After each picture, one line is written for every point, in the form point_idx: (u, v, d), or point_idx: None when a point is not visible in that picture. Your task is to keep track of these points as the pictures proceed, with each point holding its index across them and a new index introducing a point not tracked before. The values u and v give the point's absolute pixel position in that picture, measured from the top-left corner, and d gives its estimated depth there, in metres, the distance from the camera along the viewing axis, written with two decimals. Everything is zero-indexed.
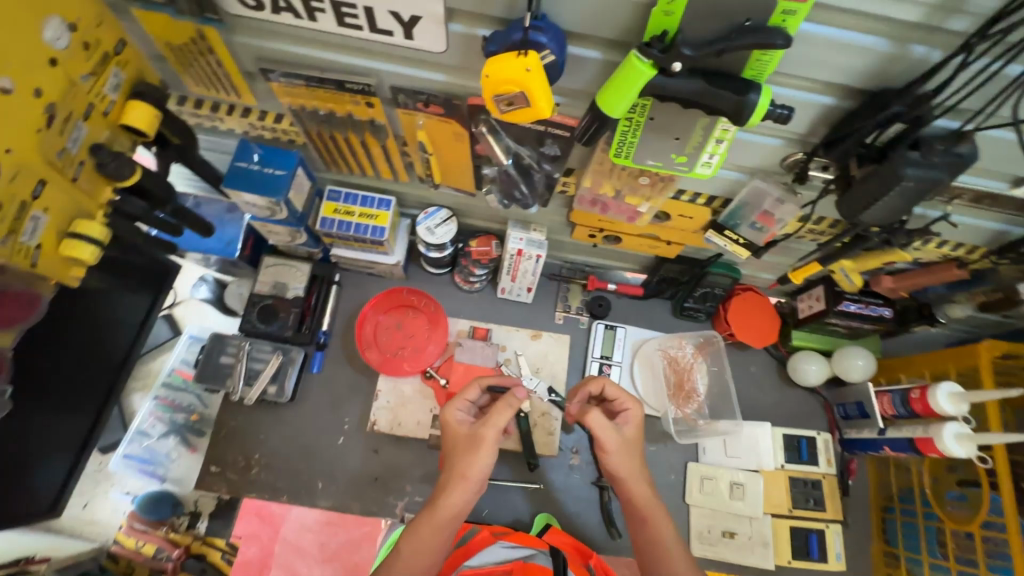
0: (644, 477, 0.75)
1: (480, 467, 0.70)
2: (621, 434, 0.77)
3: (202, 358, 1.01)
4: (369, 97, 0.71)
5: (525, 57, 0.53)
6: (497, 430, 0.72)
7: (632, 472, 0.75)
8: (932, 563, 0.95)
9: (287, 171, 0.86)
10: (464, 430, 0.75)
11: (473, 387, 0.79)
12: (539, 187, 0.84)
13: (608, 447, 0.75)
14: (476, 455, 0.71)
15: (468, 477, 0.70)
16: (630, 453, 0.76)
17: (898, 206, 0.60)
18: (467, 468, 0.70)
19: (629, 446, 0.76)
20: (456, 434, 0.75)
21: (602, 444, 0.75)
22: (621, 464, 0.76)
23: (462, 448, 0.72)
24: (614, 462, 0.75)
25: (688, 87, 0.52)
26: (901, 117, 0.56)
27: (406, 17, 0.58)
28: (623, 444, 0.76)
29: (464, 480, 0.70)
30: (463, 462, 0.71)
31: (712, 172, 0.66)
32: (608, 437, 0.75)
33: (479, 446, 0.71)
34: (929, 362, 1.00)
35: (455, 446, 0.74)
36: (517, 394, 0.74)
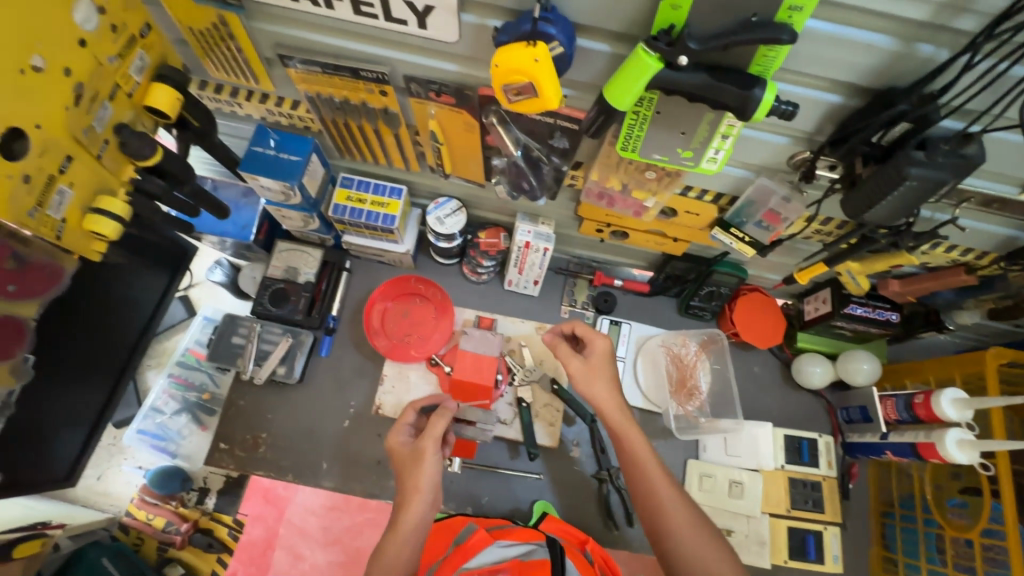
0: (615, 400, 0.81)
1: (428, 474, 0.77)
2: (589, 362, 0.84)
3: (215, 338, 1.04)
4: (383, 86, 0.73)
5: (534, 48, 0.54)
6: (435, 439, 0.80)
7: (606, 397, 0.81)
8: (929, 569, 0.95)
9: (302, 157, 0.88)
10: (408, 446, 0.82)
11: (409, 410, 0.87)
12: (548, 180, 0.85)
13: (578, 375, 0.83)
14: (421, 465, 0.78)
15: (421, 489, 0.76)
16: (598, 379, 0.82)
17: (902, 205, 0.60)
18: (416, 479, 0.77)
19: (593, 371, 0.82)
20: (403, 453, 0.82)
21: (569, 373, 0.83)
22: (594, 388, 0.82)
23: (408, 464, 0.80)
24: (585, 387, 0.83)
25: (693, 81, 0.53)
26: (906, 116, 0.56)
27: (419, 6, 0.59)
28: (592, 372, 0.83)
29: (418, 491, 0.76)
30: (412, 476, 0.78)
31: (718, 167, 0.66)
32: (576, 367, 0.83)
33: (422, 458, 0.79)
34: (935, 368, 1.00)
35: (402, 465, 0.81)
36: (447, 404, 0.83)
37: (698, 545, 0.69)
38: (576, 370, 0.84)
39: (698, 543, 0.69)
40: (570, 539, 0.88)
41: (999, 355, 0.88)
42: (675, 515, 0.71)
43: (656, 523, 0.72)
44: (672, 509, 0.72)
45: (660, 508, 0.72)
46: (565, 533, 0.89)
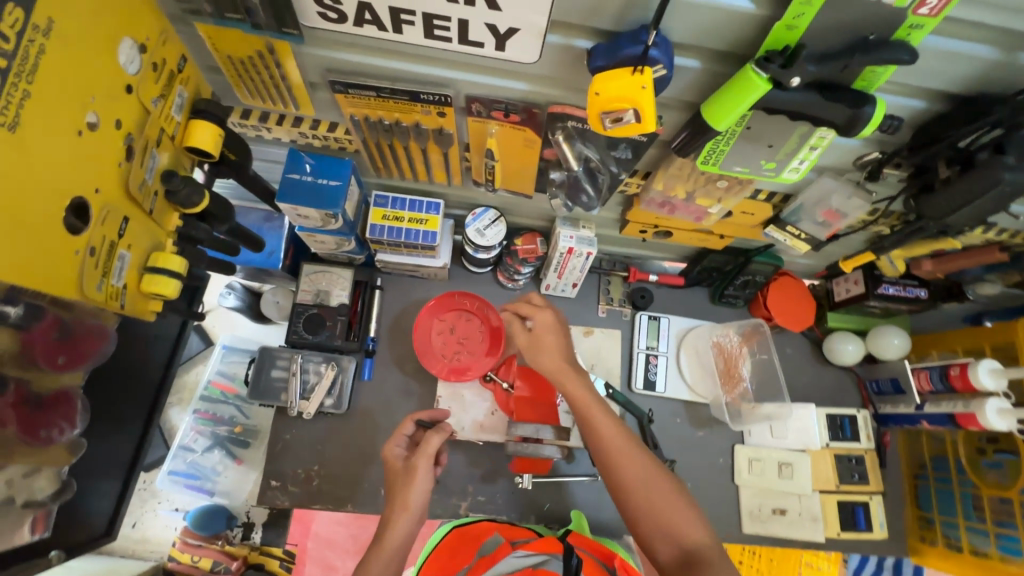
0: (565, 366, 0.77)
1: (418, 492, 0.76)
2: (536, 331, 0.81)
3: (254, 373, 0.99)
4: (441, 107, 0.69)
5: (641, 74, 0.51)
6: (428, 455, 0.79)
7: (556, 367, 0.77)
8: (968, 526, 1.02)
9: (342, 182, 0.82)
10: (401, 461, 0.82)
11: (408, 423, 0.86)
12: (604, 188, 0.82)
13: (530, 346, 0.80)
14: (411, 482, 0.77)
15: (409, 506, 0.75)
16: (544, 349, 0.79)
17: (987, 206, 0.62)
18: (406, 497, 0.76)
19: (536, 343, 0.80)
20: (395, 467, 0.81)
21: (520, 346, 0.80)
22: (545, 359, 0.79)
23: (400, 481, 0.79)
24: (534, 357, 0.80)
25: (802, 100, 0.52)
26: (998, 123, 0.57)
27: (503, 29, 0.55)
28: (537, 343, 0.80)
29: (406, 509, 0.74)
30: (402, 492, 0.77)
31: (799, 177, 0.66)
32: (523, 341, 0.81)
33: (413, 475, 0.78)
34: (963, 339, 1.07)
35: (395, 479, 0.80)
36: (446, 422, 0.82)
37: (660, 502, 0.66)
38: (526, 340, 0.81)
39: (658, 501, 0.66)
40: (598, 554, 0.85)
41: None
42: (631, 475, 0.68)
43: (615, 485, 0.69)
44: (628, 467, 0.68)
45: (617, 469, 0.69)
46: (594, 549, 0.86)
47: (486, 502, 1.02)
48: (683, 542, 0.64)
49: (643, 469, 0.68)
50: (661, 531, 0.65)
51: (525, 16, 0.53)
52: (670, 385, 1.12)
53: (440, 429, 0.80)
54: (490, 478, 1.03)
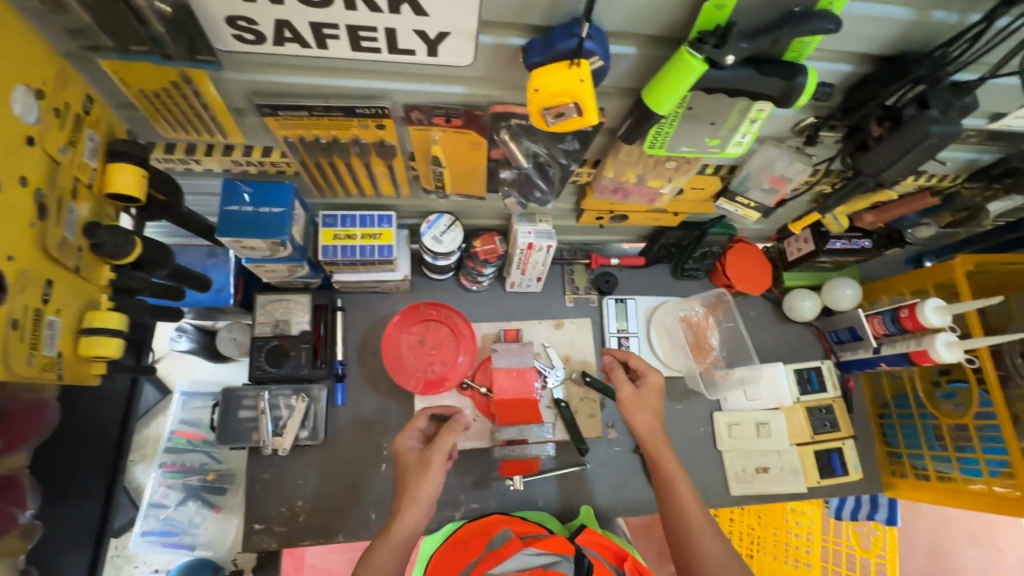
0: (657, 433, 0.91)
1: (430, 487, 0.78)
2: (639, 392, 0.94)
3: (219, 418, 0.94)
4: (381, 120, 0.66)
5: (578, 68, 0.51)
6: (444, 451, 0.81)
7: (649, 429, 0.91)
8: (933, 455, 1.08)
9: (286, 208, 0.79)
10: (415, 454, 0.83)
11: (422, 416, 0.86)
12: (556, 181, 0.81)
13: (627, 405, 0.94)
14: (424, 477, 0.79)
15: (418, 499, 0.77)
16: (643, 409, 0.92)
17: (915, 161, 0.65)
18: (418, 490, 0.78)
19: (642, 400, 0.93)
20: (408, 460, 0.82)
21: (620, 400, 0.94)
22: (640, 422, 0.92)
23: (413, 474, 0.80)
24: (627, 416, 0.93)
25: (738, 78, 0.53)
26: (921, 80, 0.59)
27: (433, 35, 0.53)
28: (639, 401, 0.93)
29: (415, 501, 0.76)
30: (414, 485, 0.78)
31: (744, 150, 0.67)
32: (626, 395, 0.94)
33: (427, 469, 0.79)
34: (908, 281, 1.12)
35: (407, 472, 0.81)
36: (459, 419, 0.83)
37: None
38: (626, 396, 0.94)
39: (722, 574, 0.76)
40: (607, 553, 0.90)
41: (966, 262, 1.00)
42: (706, 546, 0.79)
43: (687, 551, 0.80)
44: (704, 539, 0.79)
45: (693, 537, 0.80)
46: (602, 548, 0.90)
47: (480, 508, 1.01)
48: None
49: (716, 542, 0.79)
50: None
51: (454, 18, 0.51)
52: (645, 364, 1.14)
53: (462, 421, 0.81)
54: (480, 484, 1.02)
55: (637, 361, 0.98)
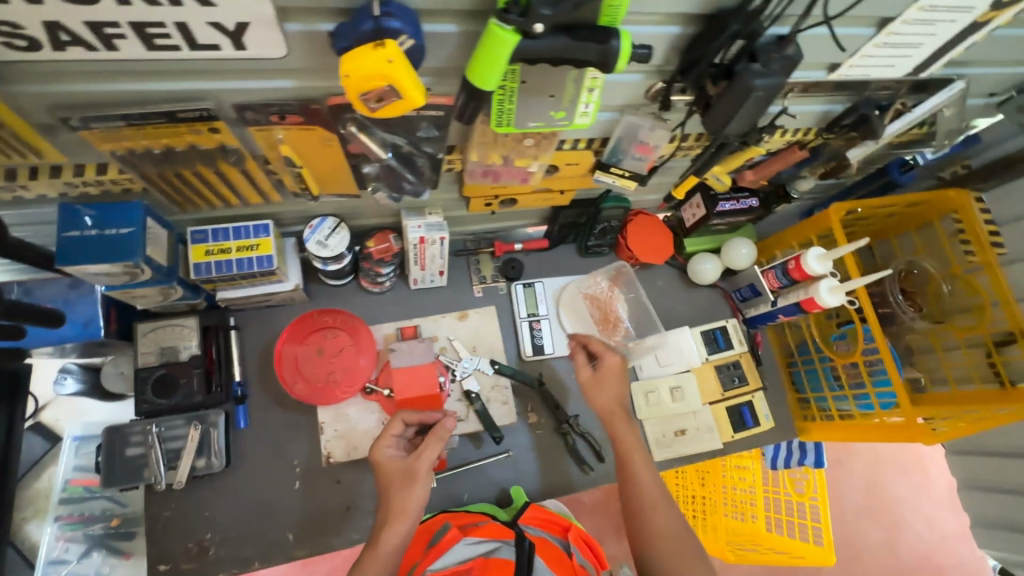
0: (619, 411, 0.93)
1: (418, 500, 0.73)
2: (598, 373, 0.96)
3: (103, 460, 0.88)
4: (211, 123, 0.62)
5: (383, 48, 0.49)
6: (431, 463, 0.75)
7: (610, 407, 0.93)
8: (834, 396, 1.14)
9: (135, 227, 0.73)
10: (398, 464, 0.76)
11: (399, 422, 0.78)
12: (425, 171, 0.80)
13: (591, 385, 0.96)
14: (412, 490, 0.73)
15: (406, 512, 0.71)
16: (602, 390, 0.95)
17: (753, 114, 0.67)
18: (405, 502, 0.72)
19: (598, 382, 0.95)
20: (389, 470, 0.75)
21: (582, 381, 0.97)
22: (602, 399, 0.95)
23: (397, 486, 0.74)
24: (592, 396, 0.96)
25: (554, 46, 0.53)
26: (739, 35, 0.61)
27: (232, 26, 0.50)
28: (600, 381, 0.95)
29: (403, 514, 0.71)
30: (399, 497, 0.72)
31: (592, 121, 0.67)
32: (586, 376, 0.97)
33: (414, 481, 0.73)
34: (795, 234, 1.17)
35: (391, 484, 0.74)
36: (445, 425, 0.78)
37: (676, 552, 0.78)
38: (588, 378, 0.97)
39: (673, 551, 0.78)
40: (551, 528, 0.88)
41: (839, 211, 1.05)
42: (659, 521, 0.81)
43: (638, 528, 0.82)
44: (658, 515, 0.82)
45: (647, 512, 0.82)
46: (547, 523, 0.89)
47: None
48: None
49: (669, 518, 0.81)
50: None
51: (246, 5, 0.48)
52: (558, 345, 1.14)
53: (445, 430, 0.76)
54: None
55: (597, 343, 1.00)
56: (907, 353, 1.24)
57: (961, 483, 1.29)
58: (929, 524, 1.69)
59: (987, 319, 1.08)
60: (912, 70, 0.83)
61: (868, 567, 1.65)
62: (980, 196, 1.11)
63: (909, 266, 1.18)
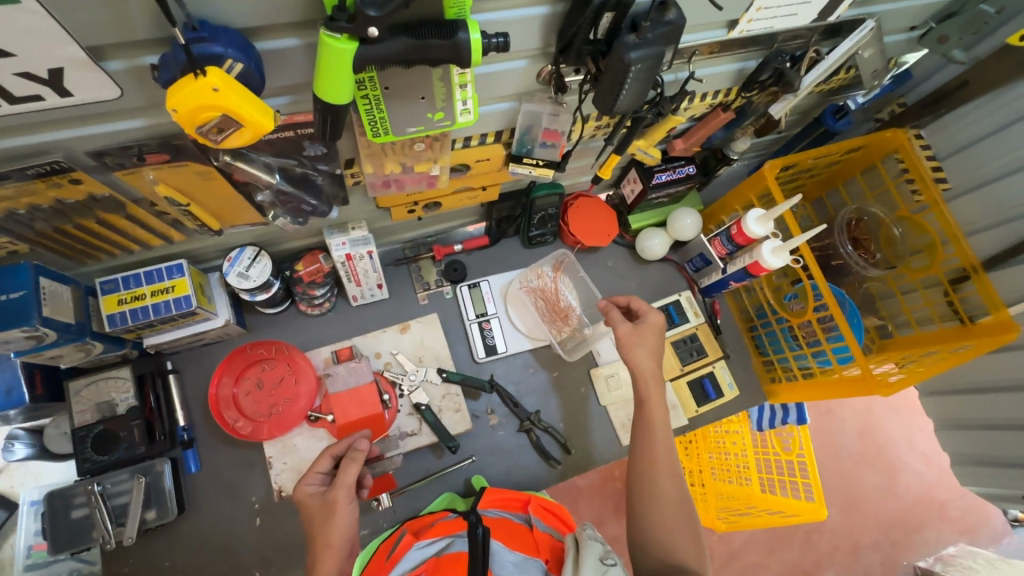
0: (655, 370, 0.84)
1: (343, 528, 0.72)
2: (638, 327, 0.88)
3: (47, 526, 0.87)
4: (68, 174, 0.59)
5: (205, 77, 0.46)
6: (349, 486, 0.75)
7: (647, 366, 0.85)
8: (795, 356, 1.12)
9: (27, 289, 0.71)
10: (319, 497, 0.76)
11: (324, 459, 0.78)
12: (327, 189, 0.78)
13: (625, 337, 0.87)
14: (334, 518, 0.72)
15: (333, 545, 0.70)
16: (641, 346, 0.86)
17: (642, 85, 0.64)
18: (330, 534, 0.71)
19: (639, 337, 0.87)
20: (312, 508, 0.75)
21: (619, 336, 0.88)
22: (627, 354, 0.86)
23: (320, 518, 0.73)
24: (625, 355, 0.87)
25: (395, 49, 0.49)
26: (605, 8, 0.57)
27: (44, 74, 0.46)
28: (638, 337, 0.87)
29: (330, 548, 0.70)
30: (324, 531, 0.72)
31: (475, 117, 0.64)
32: (625, 331, 0.88)
33: (333, 510, 0.73)
34: (737, 198, 1.14)
35: (313, 520, 0.74)
36: (359, 447, 0.79)
37: (673, 520, 0.74)
38: (625, 335, 0.88)
39: (668, 517, 0.74)
40: (511, 506, 0.92)
41: (773, 168, 1.01)
42: (663, 486, 0.76)
43: (641, 489, 0.77)
44: (660, 480, 0.77)
45: (655, 473, 0.77)
46: (506, 502, 0.92)
47: (370, 532, 0.98)
48: (672, 554, 0.71)
49: (674, 485, 0.77)
50: (661, 542, 0.73)
51: (46, 50, 0.44)
52: (510, 342, 1.12)
53: (357, 457, 0.77)
54: (363, 509, 0.98)
55: (638, 303, 0.93)
56: (868, 300, 1.20)
57: (941, 424, 1.27)
58: (926, 461, 1.68)
59: (938, 258, 1.04)
60: (817, 15, 0.80)
61: (871, 513, 1.64)
62: (918, 133, 1.06)
63: (858, 213, 1.14)
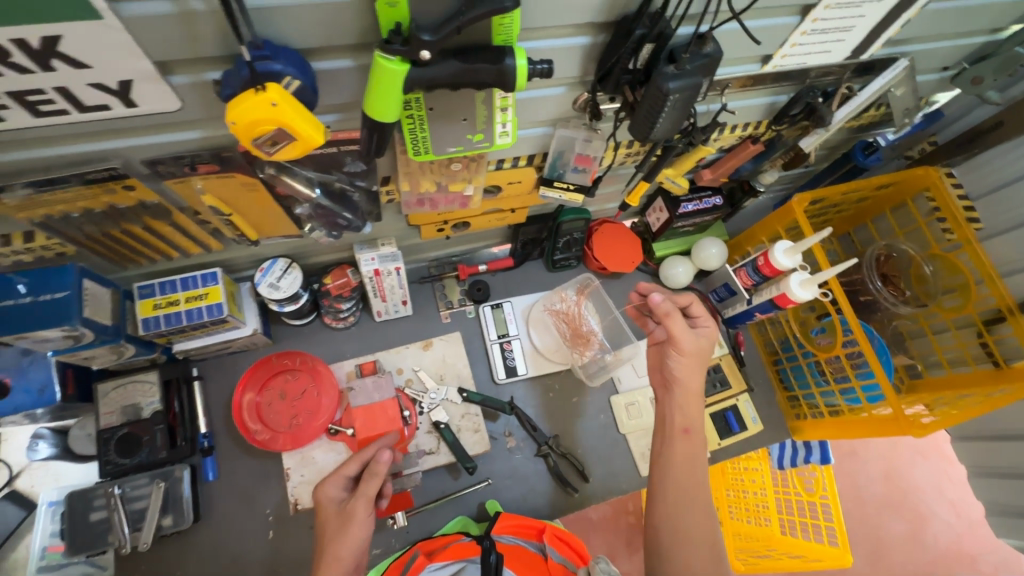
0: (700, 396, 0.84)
1: (354, 542, 0.71)
2: (694, 340, 0.84)
3: (66, 527, 0.87)
4: (123, 181, 0.62)
5: (265, 92, 0.48)
6: (368, 499, 0.73)
7: (697, 389, 0.83)
8: (821, 392, 1.10)
9: (70, 290, 0.73)
10: (337, 504, 0.75)
11: (351, 462, 0.77)
12: (363, 206, 0.80)
13: (683, 347, 0.83)
14: (347, 532, 0.71)
15: (343, 558, 0.69)
16: (694, 368, 0.84)
17: (677, 115, 0.65)
18: (340, 547, 0.70)
19: (699, 353, 0.84)
20: (328, 514, 0.74)
21: (678, 344, 0.83)
22: (680, 365, 0.84)
23: (335, 528, 0.72)
24: (676, 372, 0.84)
25: (446, 70, 0.51)
26: (647, 38, 0.59)
27: (115, 85, 0.49)
28: (695, 351, 0.84)
29: (338, 561, 0.69)
30: (335, 541, 0.71)
31: (513, 140, 0.65)
32: (685, 339, 0.83)
33: (349, 522, 0.72)
34: (763, 229, 1.14)
35: (327, 527, 0.73)
36: (379, 461, 0.75)
37: (695, 558, 0.72)
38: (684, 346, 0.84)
39: (692, 553, 0.72)
40: (525, 532, 0.87)
41: (802, 201, 1.01)
42: (691, 522, 0.74)
43: (666, 518, 0.75)
44: (690, 515, 0.75)
45: (684, 509, 0.75)
46: (520, 529, 0.87)
47: (381, 552, 0.96)
48: None
49: (704, 523, 0.74)
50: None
51: (120, 63, 0.47)
52: (530, 364, 1.11)
53: (377, 469, 0.75)
54: (376, 527, 0.97)
55: (698, 308, 0.88)
56: (898, 338, 1.17)
57: (973, 471, 1.22)
58: (955, 511, 1.61)
59: (972, 298, 1.02)
60: (850, 52, 0.81)
61: (897, 564, 1.56)
62: (950, 172, 1.06)
63: (887, 250, 1.12)
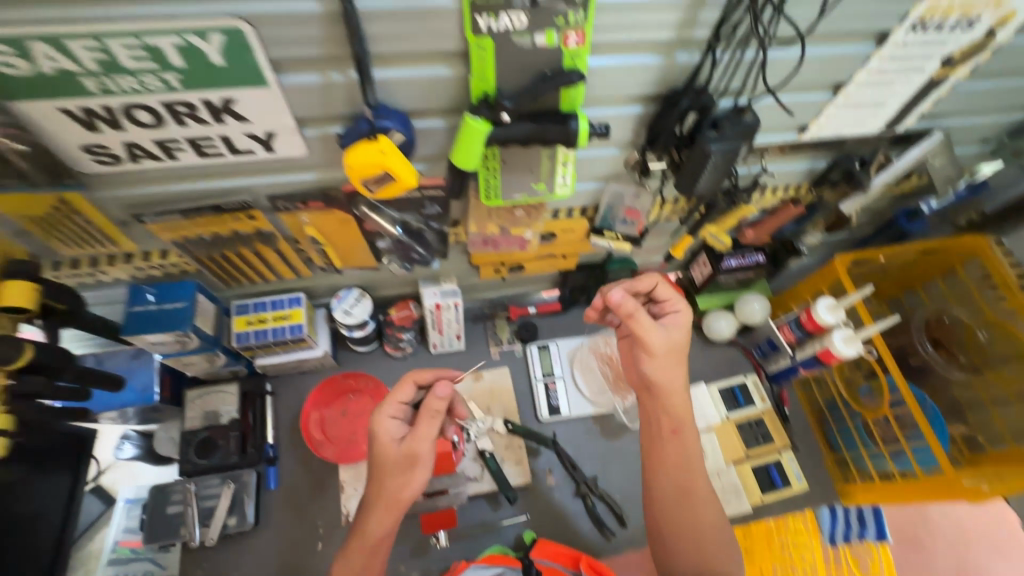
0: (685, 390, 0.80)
1: (415, 487, 0.76)
2: (666, 332, 0.79)
3: (146, 517, 0.97)
4: (249, 212, 0.75)
5: (378, 142, 0.60)
6: (430, 441, 0.76)
7: (676, 386, 0.79)
8: (870, 455, 1.08)
9: (187, 301, 0.87)
10: (397, 445, 0.75)
11: (404, 387, 0.77)
12: (434, 244, 0.91)
13: (653, 347, 0.78)
14: (411, 475, 0.75)
15: (401, 502, 0.75)
16: (670, 364, 0.79)
17: (718, 173, 0.73)
18: (401, 492, 0.75)
19: (675, 347, 0.79)
20: (388, 455, 0.75)
21: (647, 344, 0.78)
22: (654, 364, 0.79)
23: (398, 471, 0.75)
24: (651, 375, 0.80)
25: (521, 131, 0.62)
26: (691, 108, 0.69)
27: (263, 135, 0.63)
28: (670, 343, 0.79)
29: (395, 505, 0.75)
30: (398, 485, 0.75)
31: (571, 190, 0.75)
32: (655, 336, 0.78)
33: (413, 467, 0.75)
34: (807, 287, 1.17)
35: (386, 468, 0.75)
36: (436, 398, 0.75)
37: (706, 538, 0.76)
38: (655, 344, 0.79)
39: (702, 529, 0.76)
40: (562, 560, 0.89)
41: (843, 261, 1.05)
42: (701, 508, 0.77)
43: (672, 499, 0.78)
44: (698, 501, 0.77)
45: (690, 497, 0.77)
46: (559, 556, 0.90)
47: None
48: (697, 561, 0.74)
49: (711, 509, 0.78)
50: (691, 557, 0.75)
51: (271, 119, 0.61)
52: (573, 405, 1.16)
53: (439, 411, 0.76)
54: (417, 550, 1.01)
55: (664, 291, 0.84)
56: (956, 407, 1.13)
57: None
58: None
59: None
60: (886, 124, 0.87)
61: None
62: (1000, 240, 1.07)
63: (938, 314, 1.15)
